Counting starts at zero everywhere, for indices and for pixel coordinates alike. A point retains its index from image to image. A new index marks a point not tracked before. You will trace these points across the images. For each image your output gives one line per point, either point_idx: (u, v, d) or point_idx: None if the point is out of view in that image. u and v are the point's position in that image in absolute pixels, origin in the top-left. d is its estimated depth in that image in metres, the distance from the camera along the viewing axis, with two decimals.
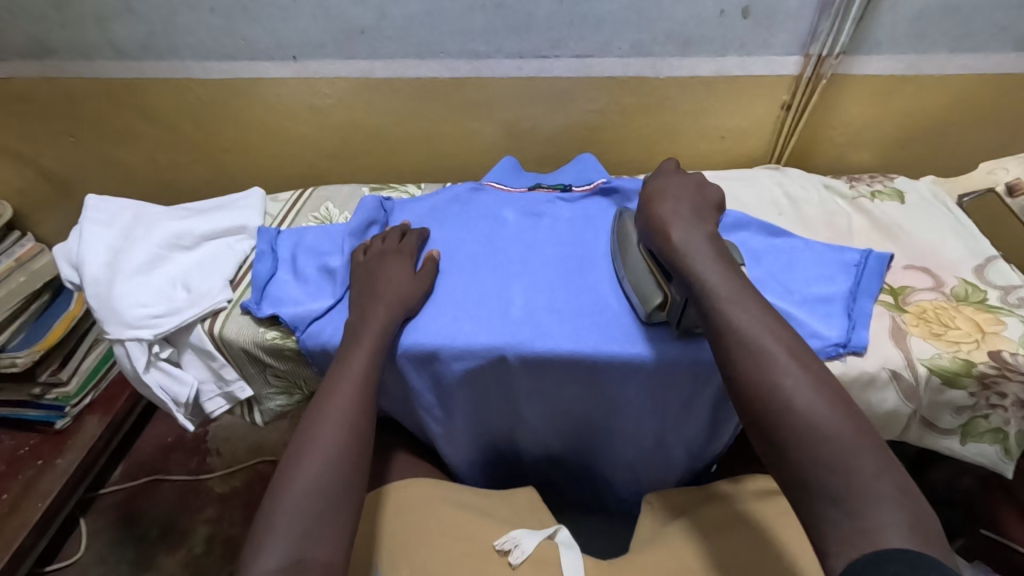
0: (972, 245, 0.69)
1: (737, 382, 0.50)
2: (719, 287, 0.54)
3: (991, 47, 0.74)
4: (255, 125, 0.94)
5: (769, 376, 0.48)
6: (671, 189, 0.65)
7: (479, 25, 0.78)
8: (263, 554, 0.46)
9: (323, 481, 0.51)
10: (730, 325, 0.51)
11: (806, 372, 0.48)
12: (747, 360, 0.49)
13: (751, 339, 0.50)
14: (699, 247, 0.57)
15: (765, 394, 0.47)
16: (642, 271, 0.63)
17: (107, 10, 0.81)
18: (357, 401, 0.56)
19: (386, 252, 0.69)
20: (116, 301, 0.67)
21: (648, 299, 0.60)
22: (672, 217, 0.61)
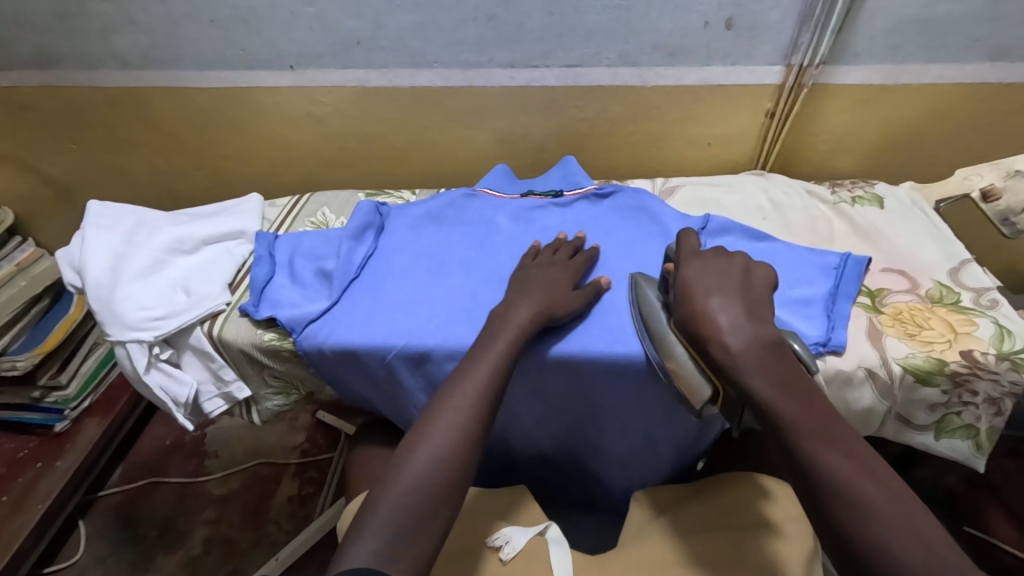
0: (947, 249, 0.71)
1: (829, 529, 0.44)
2: (791, 419, 0.47)
3: (966, 58, 0.76)
4: (254, 133, 0.97)
5: (865, 526, 0.42)
6: (709, 275, 0.57)
7: (472, 37, 0.80)
8: (362, 537, 0.48)
9: (425, 477, 0.51)
10: (813, 462, 0.45)
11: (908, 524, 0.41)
12: (841, 510, 0.43)
13: (837, 479, 0.44)
14: (758, 361, 0.51)
15: (865, 553, 0.41)
16: (683, 362, 0.57)
17: (110, 22, 0.83)
18: (477, 399, 0.56)
19: (555, 264, 0.68)
20: (118, 304, 0.69)
21: (698, 393, 0.55)
22: (720, 309, 0.54)
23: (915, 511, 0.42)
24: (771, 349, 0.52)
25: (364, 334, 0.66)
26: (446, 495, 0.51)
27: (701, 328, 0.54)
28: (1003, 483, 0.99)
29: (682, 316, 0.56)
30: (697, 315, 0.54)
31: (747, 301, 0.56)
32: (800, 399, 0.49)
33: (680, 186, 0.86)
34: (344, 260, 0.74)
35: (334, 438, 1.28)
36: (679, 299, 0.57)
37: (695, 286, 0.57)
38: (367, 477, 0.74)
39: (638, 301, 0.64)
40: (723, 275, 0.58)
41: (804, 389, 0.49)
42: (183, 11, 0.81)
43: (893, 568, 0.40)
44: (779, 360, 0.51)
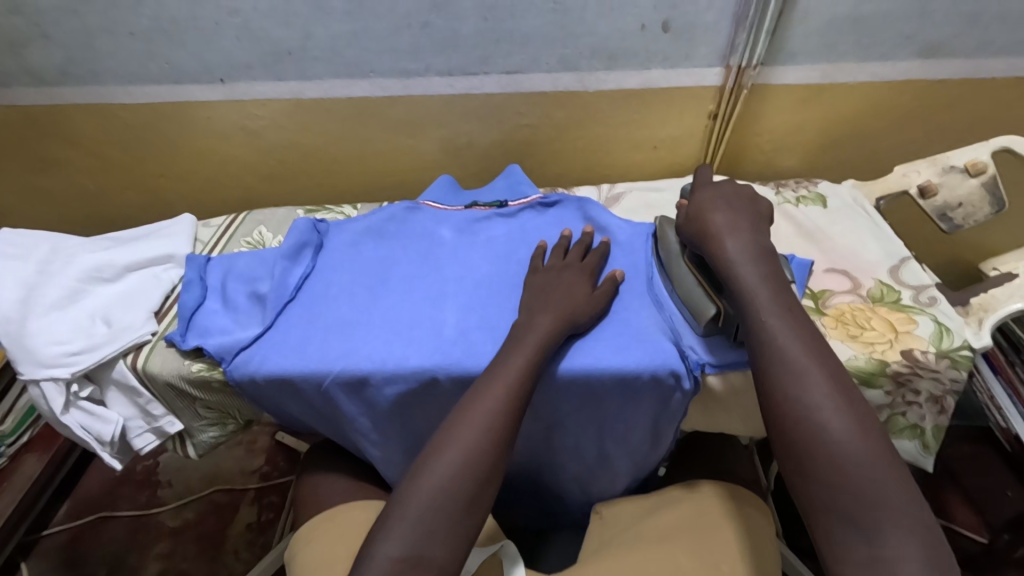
0: (888, 247, 0.71)
1: (768, 392, 0.51)
2: (762, 301, 0.54)
3: (899, 56, 0.77)
4: (187, 149, 0.92)
5: (800, 394, 0.49)
6: (720, 199, 0.63)
7: (406, 44, 0.77)
8: (385, 542, 0.48)
9: (453, 486, 0.51)
10: (769, 338, 0.52)
11: (837, 392, 0.48)
12: (782, 378, 0.50)
13: (783, 354, 0.51)
14: (752, 258, 0.57)
15: (790, 412, 0.49)
16: (690, 288, 0.62)
17: (20, 36, 0.78)
18: (504, 407, 0.54)
19: (567, 265, 0.67)
20: (31, 339, 0.64)
21: (702, 312, 0.59)
22: (727, 231, 0.60)
23: (851, 389, 0.49)
24: (768, 256, 0.58)
25: (300, 359, 0.63)
26: (471, 505, 0.51)
27: (704, 236, 0.60)
28: (960, 468, 1.00)
29: (688, 231, 0.63)
30: (705, 229, 0.61)
31: (753, 220, 0.62)
32: (776, 293, 0.55)
33: (627, 192, 0.85)
34: (278, 282, 0.70)
35: (294, 460, 1.24)
36: (689, 219, 0.63)
37: (707, 206, 0.63)
38: (315, 505, 0.70)
39: (664, 258, 0.66)
40: (737, 199, 0.64)
41: (782, 286, 0.56)
42: (98, 24, 0.76)
43: (811, 422, 0.47)
44: (768, 264, 0.57)
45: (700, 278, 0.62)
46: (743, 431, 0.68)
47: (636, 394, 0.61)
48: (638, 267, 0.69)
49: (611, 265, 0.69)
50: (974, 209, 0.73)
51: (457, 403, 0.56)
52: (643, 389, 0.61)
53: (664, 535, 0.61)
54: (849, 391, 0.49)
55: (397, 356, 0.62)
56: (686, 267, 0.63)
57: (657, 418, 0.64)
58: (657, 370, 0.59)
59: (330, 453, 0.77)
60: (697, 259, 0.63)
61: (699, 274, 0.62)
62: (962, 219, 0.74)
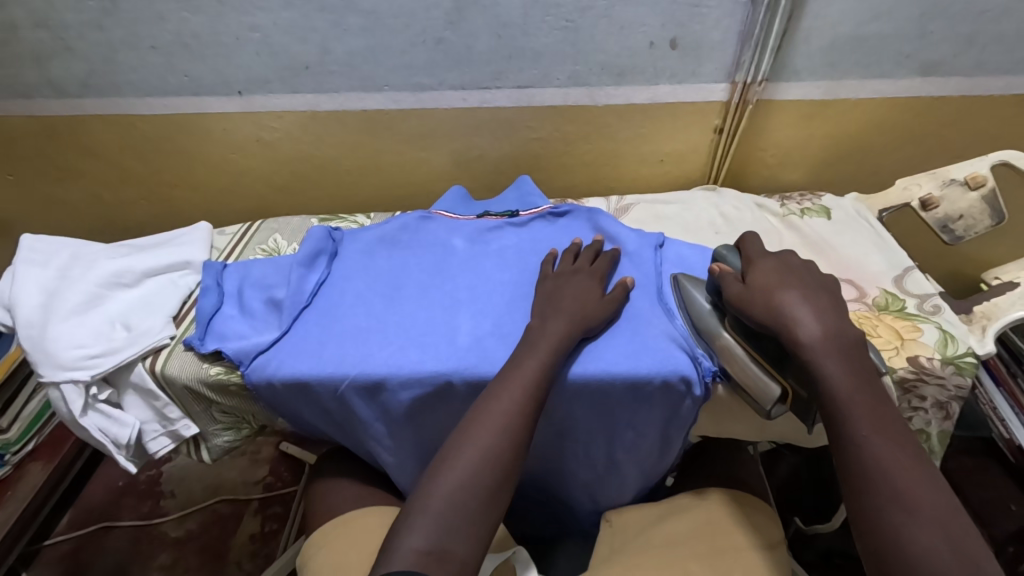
0: (891, 257, 0.73)
1: (867, 513, 0.46)
2: (858, 412, 0.49)
3: (899, 73, 0.80)
4: (202, 159, 0.94)
5: (904, 523, 0.44)
6: (782, 277, 0.57)
7: (421, 60, 0.80)
8: (409, 534, 0.49)
9: (473, 480, 0.52)
10: (870, 455, 0.47)
11: (944, 525, 0.44)
12: (885, 503, 0.46)
13: (887, 478, 0.46)
14: (841, 352, 0.51)
15: (894, 546, 0.44)
16: (744, 362, 0.57)
17: (45, 49, 0.80)
18: (522, 406, 0.55)
19: (578, 272, 0.68)
20: (52, 342, 0.65)
21: (765, 392, 0.56)
22: (804, 315, 0.53)
23: (958, 520, 0.45)
24: (848, 345, 0.52)
25: (317, 363, 0.64)
26: (491, 499, 0.52)
27: (777, 316, 0.54)
28: (962, 480, 1.01)
29: (744, 303, 0.56)
30: (778, 312, 0.54)
31: (830, 298, 0.56)
32: (874, 397, 0.50)
33: (634, 205, 0.87)
34: (294, 288, 0.72)
35: (298, 471, 1.24)
36: (749, 290, 0.57)
37: (771, 285, 0.56)
38: (326, 512, 0.71)
39: (684, 301, 0.65)
40: (799, 275, 0.58)
41: (879, 391, 0.50)
42: (123, 38, 0.78)
43: (924, 563, 0.42)
44: (858, 359, 0.52)
45: (749, 348, 0.57)
46: (750, 438, 0.69)
47: (647, 399, 0.62)
48: (648, 276, 0.70)
49: (621, 273, 0.71)
50: (975, 220, 0.75)
51: (476, 399, 0.58)
52: (653, 394, 0.62)
53: (676, 544, 0.62)
54: (953, 517, 0.45)
55: (411, 360, 0.63)
56: (730, 335, 0.59)
57: (667, 423, 0.65)
58: (668, 377, 0.60)
59: (341, 459, 0.77)
60: (746, 330, 0.58)
61: (749, 345, 0.58)
62: (964, 230, 0.76)
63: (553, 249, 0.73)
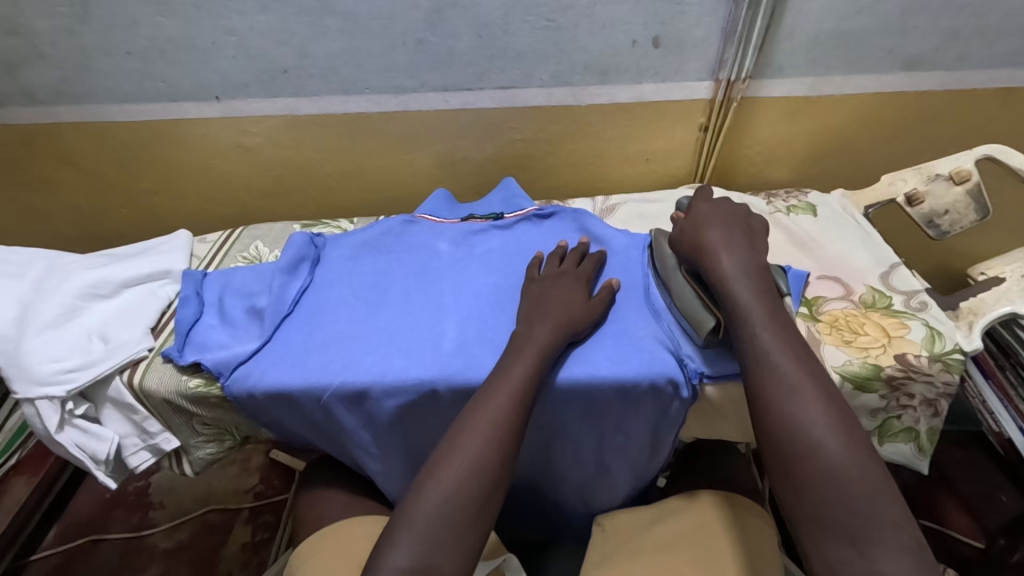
0: (877, 254, 0.73)
1: (761, 403, 0.51)
2: (744, 288, 0.57)
3: (882, 69, 0.79)
4: (183, 167, 0.93)
5: (789, 402, 0.50)
6: (711, 215, 0.65)
7: (401, 62, 0.79)
8: (393, 551, 0.48)
9: (460, 492, 0.51)
10: (760, 345, 0.53)
11: (826, 401, 0.50)
12: (779, 394, 0.50)
13: (774, 367, 0.52)
14: (745, 272, 0.58)
15: (771, 377, 0.51)
16: (689, 300, 0.62)
17: (16, 57, 0.78)
18: (508, 414, 0.54)
19: (563, 274, 0.67)
20: (26, 358, 0.64)
21: (702, 325, 0.60)
22: (724, 245, 0.60)
23: (841, 402, 0.50)
24: (761, 270, 0.59)
25: (299, 374, 0.63)
26: (479, 512, 0.51)
27: (700, 249, 0.61)
28: (953, 473, 1.01)
29: (682, 243, 0.64)
30: (700, 244, 0.61)
31: (747, 236, 0.63)
32: (769, 307, 0.56)
33: (620, 204, 0.86)
34: (276, 296, 0.70)
35: (289, 479, 1.22)
36: (684, 233, 0.64)
37: (703, 219, 0.64)
38: (314, 522, 0.69)
39: (656, 259, 0.68)
40: (733, 219, 0.65)
41: (777, 305, 0.57)
42: (96, 44, 0.77)
43: (805, 431, 0.48)
44: (761, 278, 0.59)
45: (703, 295, 0.62)
46: (740, 438, 0.68)
47: (634, 402, 0.62)
48: (634, 277, 0.69)
49: (607, 274, 0.70)
50: (960, 215, 0.75)
51: (463, 408, 0.57)
52: (640, 398, 0.61)
53: (671, 549, 0.60)
54: (834, 397, 0.50)
55: (395, 368, 0.62)
56: (685, 279, 0.64)
57: (656, 427, 0.64)
58: (656, 380, 0.60)
59: (330, 469, 0.76)
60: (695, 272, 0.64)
61: (698, 287, 0.63)
62: (949, 225, 0.76)
63: (539, 252, 0.72)
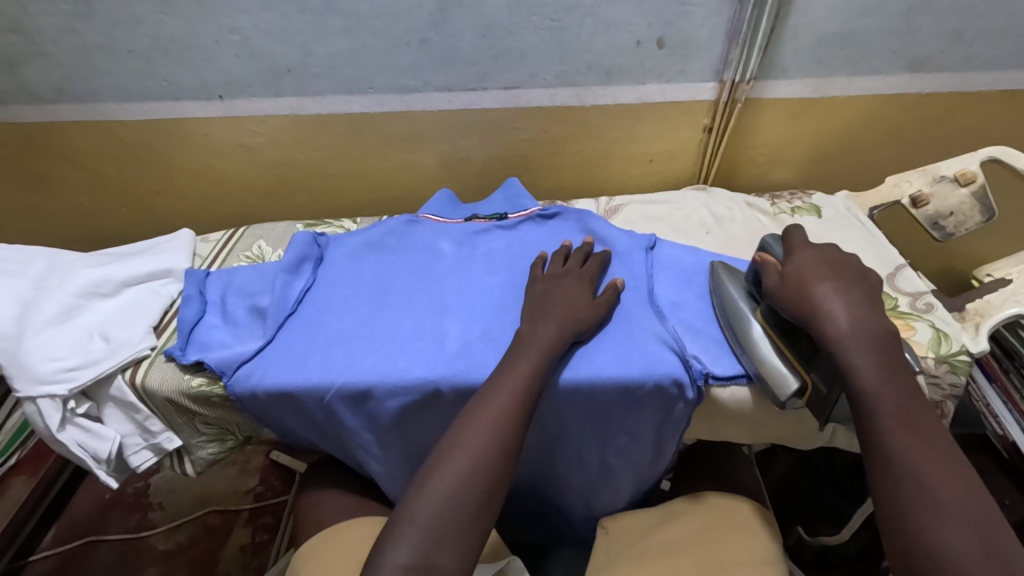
0: (882, 255, 0.73)
1: (892, 517, 0.45)
2: (868, 365, 0.50)
3: (887, 70, 0.79)
4: (185, 166, 0.93)
5: (930, 523, 0.43)
6: (815, 264, 0.57)
7: (405, 61, 0.78)
8: (395, 547, 0.48)
9: (462, 489, 0.50)
10: (895, 450, 0.47)
11: (977, 527, 0.43)
12: (919, 510, 0.44)
13: (911, 477, 0.45)
14: (870, 345, 0.51)
15: (908, 485, 0.45)
16: (766, 355, 0.57)
17: (19, 55, 0.78)
18: (511, 411, 0.54)
19: (567, 274, 0.67)
20: (27, 356, 0.64)
21: (782, 385, 0.55)
22: (836, 303, 0.53)
23: (989, 514, 0.44)
24: (883, 338, 0.52)
25: (301, 373, 0.62)
26: (482, 509, 0.51)
27: (810, 308, 0.54)
28: None
29: (781, 296, 0.56)
30: (807, 299, 0.54)
31: (867, 295, 0.55)
32: (903, 393, 0.49)
33: (624, 205, 0.86)
34: (278, 295, 0.70)
35: (289, 480, 1.22)
36: (785, 284, 0.56)
37: (809, 272, 0.56)
38: (317, 521, 0.69)
39: (722, 299, 0.64)
40: (839, 265, 0.58)
41: (913, 390, 0.49)
42: (98, 43, 0.77)
43: (952, 562, 0.42)
44: (888, 354, 0.51)
45: (780, 344, 0.57)
46: (744, 440, 0.68)
47: (639, 402, 0.61)
48: (638, 278, 0.69)
49: (611, 274, 0.70)
50: (965, 217, 0.75)
51: (464, 407, 0.56)
52: (645, 398, 0.61)
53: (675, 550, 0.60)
54: (987, 517, 0.43)
55: (399, 368, 0.62)
56: (762, 327, 0.59)
57: (660, 429, 0.64)
58: (660, 380, 0.59)
59: (333, 470, 0.76)
60: (782, 324, 0.58)
61: (782, 341, 0.57)
62: (954, 227, 0.76)
63: (543, 252, 0.72)
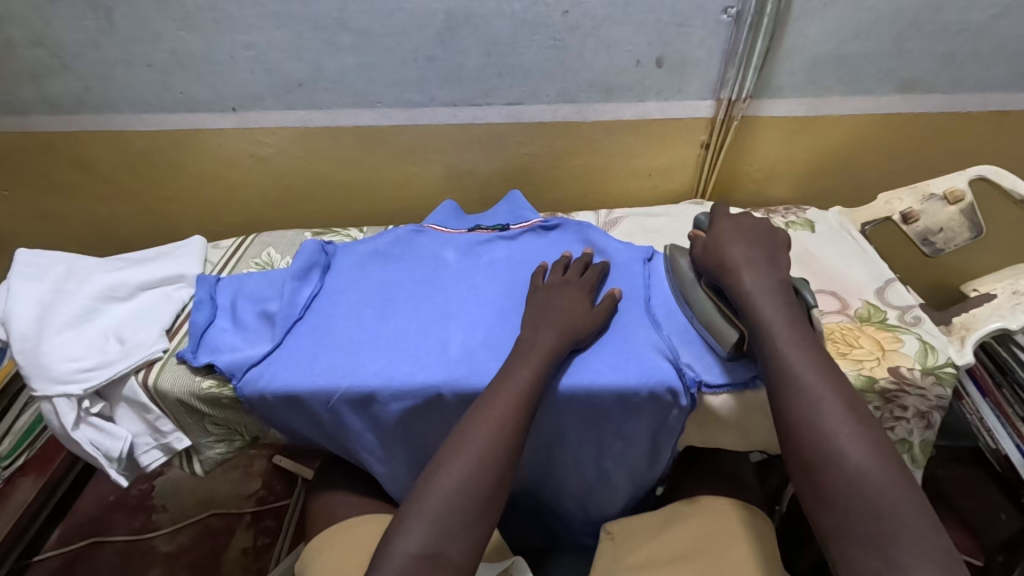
0: (872, 270, 0.75)
1: (783, 416, 0.52)
2: (760, 298, 0.59)
3: (879, 90, 0.82)
4: (198, 176, 0.96)
5: (812, 413, 0.51)
6: (730, 230, 0.66)
7: (412, 77, 0.81)
8: (403, 538, 0.50)
9: (468, 485, 0.52)
10: (785, 362, 0.54)
11: (851, 417, 0.50)
12: (798, 406, 0.52)
13: (797, 379, 0.53)
14: (767, 289, 0.59)
15: (791, 389, 0.52)
16: (709, 313, 0.64)
17: (42, 67, 0.81)
18: (514, 413, 0.56)
19: (567, 283, 0.69)
20: (45, 356, 0.66)
21: (726, 338, 0.62)
22: (745, 259, 0.62)
23: (861, 408, 0.51)
24: (779, 279, 0.61)
25: (308, 376, 0.65)
26: (486, 506, 0.53)
27: (724, 267, 0.62)
28: (951, 488, 1.02)
29: (703, 259, 0.65)
30: (720, 257, 0.63)
31: (771, 256, 0.64)
32: (792, 319, 0.57)
33: (624, 218, 0.88)
34: (287, 301, 0.72)
35: (291, 484, 1.24)
36: (706, 248, 0.65)
37: (724, 235, 0.65)
38: (324, 519, 0.71)
39: (672, 271, 0.70)
40: (754, 232, 0.66)
41: (798, 315, 0.57)
42: (118, 56, 0.80)
43: (831, 447, 0.49)
44: (781, 295, 0.60)
45: (720, 304, 0.64)
46: (738, 447, 0.69)
47: (634, 408, 0.63)
48: (636, 289, 0.71)
49: (610, 283, 0.72)
50: (955, 233, 0.78)
51: (470, 407, 0.59)
52: (640, 405, 0.63)
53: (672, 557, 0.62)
54: (854, 405, 0.51)
55: (402, 373, 0.64)
56: (705, 292, 0.66)
57: (655, 435, 0.66)
58: (655, 388, 0.61)
59: (336, 472, 0.78)
60: (716, 286, 0.65)
61: (721, 301, 0.64)
62: (944, 243, 0.78)
63: (544, 262, 0.74)
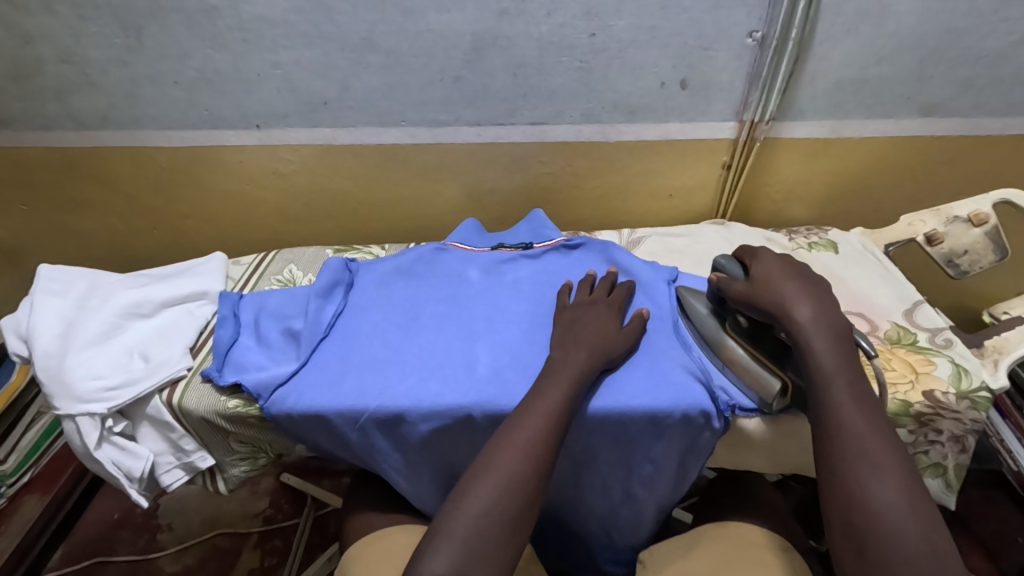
0: (899, 292, 0.75)
1: (834, 475, 0.50)
2: (821, 345, 0.55)
3: (901, 114, 0.83)
4: (219, 193, 0.96)
5: (869, 478, 0.49)
6: (774, 268, 0.61)
7: (437, 97, 0.82)
8: (432, 556, 0.49)
9: (499, 505, 0.52)
10: (839, 414, 0.52)
11: (906, 483, 0.48)
12: (851, 462, 0.50)
13: (855, 437, 0.50)
14: (828, 334, 0.55)
15: (850, 449, 0.50)
16: (745, 362, 0.62)
17: (68, 83, 0.81)
18: (545, 433, 0.56)
19: (595, 303, 0.69)
20: (68, 374, 0.65)
21: (767, 388, 0.60)
22: (800, 302, 0.57)
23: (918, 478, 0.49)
24: (837, 324, 0.56)
25: (335, 396, 0.64)
26: (515, 527, 0.52)
27: (776, 308, 0.58)
28: (968, 511, 1.01)
29: (749, 301, 0.60)
30: (775, 302, 0.58)
31: (821, 288, 0.59)
32: (854, 371, 0.54)
33: (646, 237, 0.89)
34: (312, 319, 0.72)
35: (299, 503, 1.22)
36: (752, 289, 0.60)
37: (771, 274, 0.60)
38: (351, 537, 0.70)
39: (688, 312, 0.69)
40: (797, 269, 0.61)
41: (860, 367, 0.54)
42: (146, 73, 0.80)
43: (882, 512, 0.47)
44: (843, 337, 0.56)
45: (758, 353, 0.62)
46: (766, 469, 0.69)
47: (664, 432, 0.63)
48: (662, 309, 0.71)
49: (637, 303, 0.72)
50: (979, 255, 0.78)
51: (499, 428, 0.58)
52: (671, 428, 0.62)
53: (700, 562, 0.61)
54: (914, 475, 0.49)
55: (430, 392, 0.64)
56: (734, 338, 0.64)
57: (684, 457, 0.65)
58: (688, 410, 0.61)
59: (363, 489, 0.76)
60: (749, 332, 0.63)
61: (751, 345, 0.62)
62: (968, 265, 0.79)
63: (569, 281, 0.74)
